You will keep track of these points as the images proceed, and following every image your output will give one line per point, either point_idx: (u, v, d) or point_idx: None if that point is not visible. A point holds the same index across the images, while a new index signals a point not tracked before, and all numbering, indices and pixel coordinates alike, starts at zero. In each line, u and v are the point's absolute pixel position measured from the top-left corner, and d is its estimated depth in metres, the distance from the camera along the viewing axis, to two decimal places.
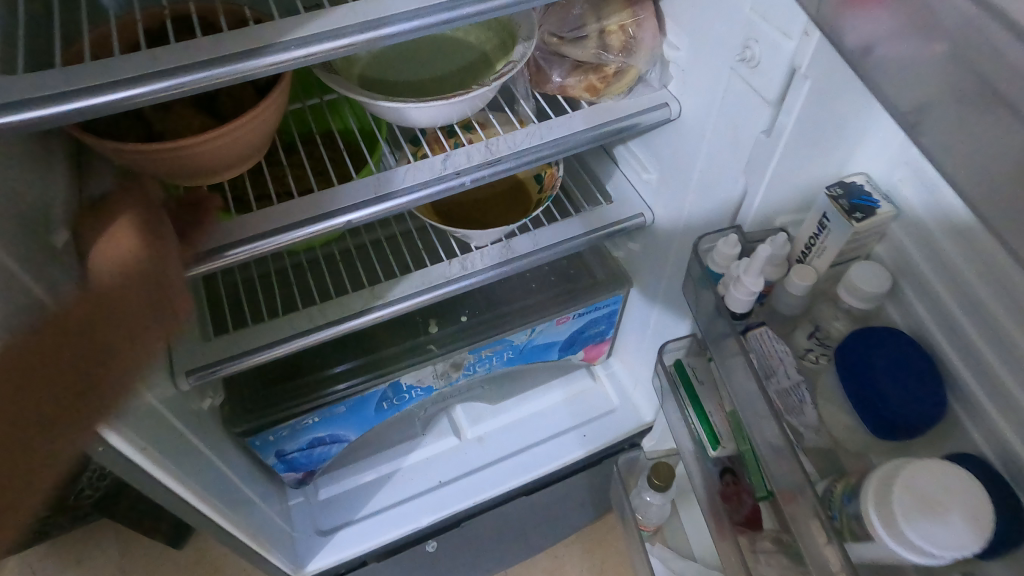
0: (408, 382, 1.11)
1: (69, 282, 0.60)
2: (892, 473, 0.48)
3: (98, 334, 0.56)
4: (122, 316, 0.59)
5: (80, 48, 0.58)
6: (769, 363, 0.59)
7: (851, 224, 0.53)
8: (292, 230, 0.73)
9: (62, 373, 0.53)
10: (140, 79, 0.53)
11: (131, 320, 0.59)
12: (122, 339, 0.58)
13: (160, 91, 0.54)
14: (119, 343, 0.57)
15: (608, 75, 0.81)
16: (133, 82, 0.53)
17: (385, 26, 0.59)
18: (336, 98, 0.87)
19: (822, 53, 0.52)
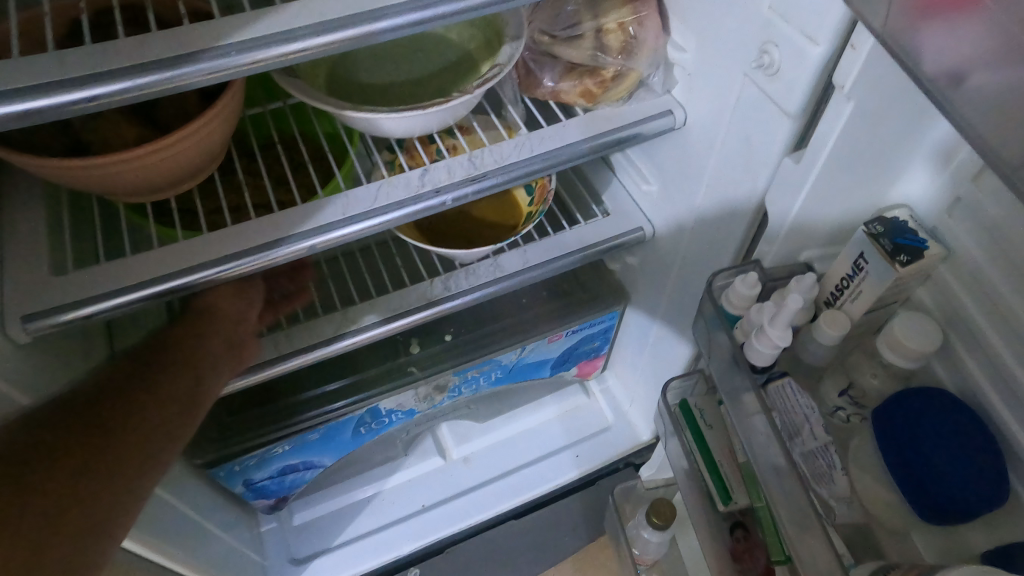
0: (388, 406, 1.03)
1: None
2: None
3: (178, 373, 0.59)
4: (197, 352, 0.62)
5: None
6: (793, 422, 0.52)
7: (894, 269, 0.47)
8: (246, 257, 0.62)
9: (167, 383, 0.58)
10: (39, 91, 0.42)
11: (197, 365, 0.61)
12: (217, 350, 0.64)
13: (65, 105, 0.43)
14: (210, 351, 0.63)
15: (606, 80, 0.72)
16: (29, 93, 0.42)
17: (347, 26, 0.49)
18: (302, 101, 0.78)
19: (872, 70, 0.44)
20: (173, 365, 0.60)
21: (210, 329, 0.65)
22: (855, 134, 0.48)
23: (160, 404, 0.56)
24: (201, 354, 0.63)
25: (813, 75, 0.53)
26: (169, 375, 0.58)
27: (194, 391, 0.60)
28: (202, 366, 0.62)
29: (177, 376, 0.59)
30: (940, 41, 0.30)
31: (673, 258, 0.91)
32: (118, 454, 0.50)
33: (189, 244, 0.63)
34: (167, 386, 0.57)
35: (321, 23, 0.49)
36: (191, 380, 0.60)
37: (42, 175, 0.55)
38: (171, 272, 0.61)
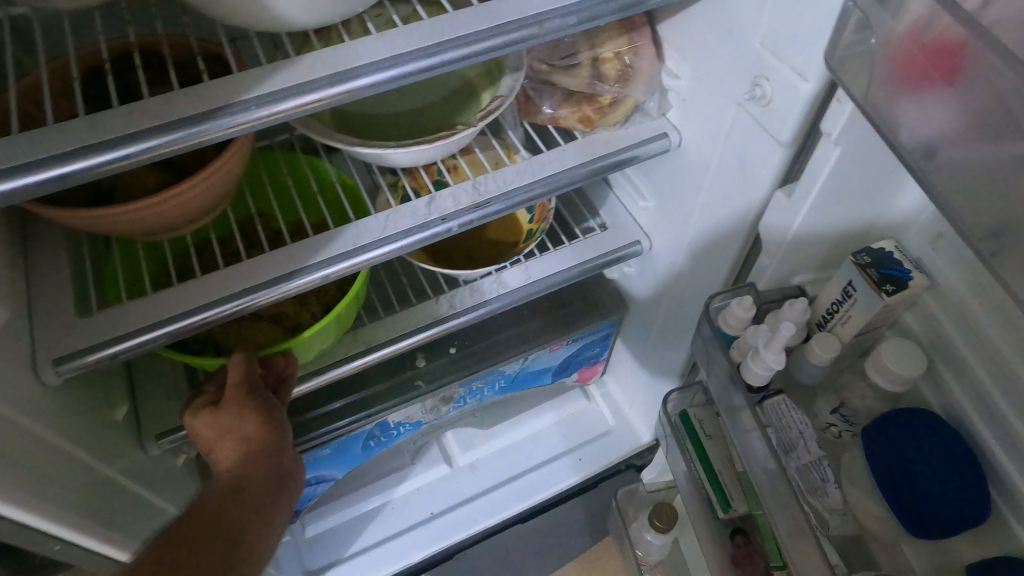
0: (396, 420, 1.06)
1: (15, 367, 0.54)
2: None
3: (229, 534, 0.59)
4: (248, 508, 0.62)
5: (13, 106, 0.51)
6: (788, 437, 0.56)
7: (881, 297, 0.50)
8: (262, 290, 0.65)
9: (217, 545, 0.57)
10: (74, 156, 0.45)
11: (247, 520, 0.61)
12: (261, 495, 0.64)
13: (99, 166, 0.45)
14: (255, 501, 0.63)
15: (603, 106, 0.75)
16: (66, 157, 0.45)
17: (357, 76, 0.51)
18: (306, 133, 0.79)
19: (856, 118, 0.47)
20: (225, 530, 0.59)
21: (255, 470, 0.64)
22: (844, 172, 0.51)
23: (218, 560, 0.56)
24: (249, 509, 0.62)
25: (802, 109, 0.56)
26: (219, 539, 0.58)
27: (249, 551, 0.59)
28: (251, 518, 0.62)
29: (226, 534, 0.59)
30: (915, 118, 0.37)
31: (670, 271, 0.94)
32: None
33: (208, 279, 0.65)
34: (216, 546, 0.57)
35: (332, 76, 0.51)
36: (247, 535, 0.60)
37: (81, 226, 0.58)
38: (191, 308, 0.63)
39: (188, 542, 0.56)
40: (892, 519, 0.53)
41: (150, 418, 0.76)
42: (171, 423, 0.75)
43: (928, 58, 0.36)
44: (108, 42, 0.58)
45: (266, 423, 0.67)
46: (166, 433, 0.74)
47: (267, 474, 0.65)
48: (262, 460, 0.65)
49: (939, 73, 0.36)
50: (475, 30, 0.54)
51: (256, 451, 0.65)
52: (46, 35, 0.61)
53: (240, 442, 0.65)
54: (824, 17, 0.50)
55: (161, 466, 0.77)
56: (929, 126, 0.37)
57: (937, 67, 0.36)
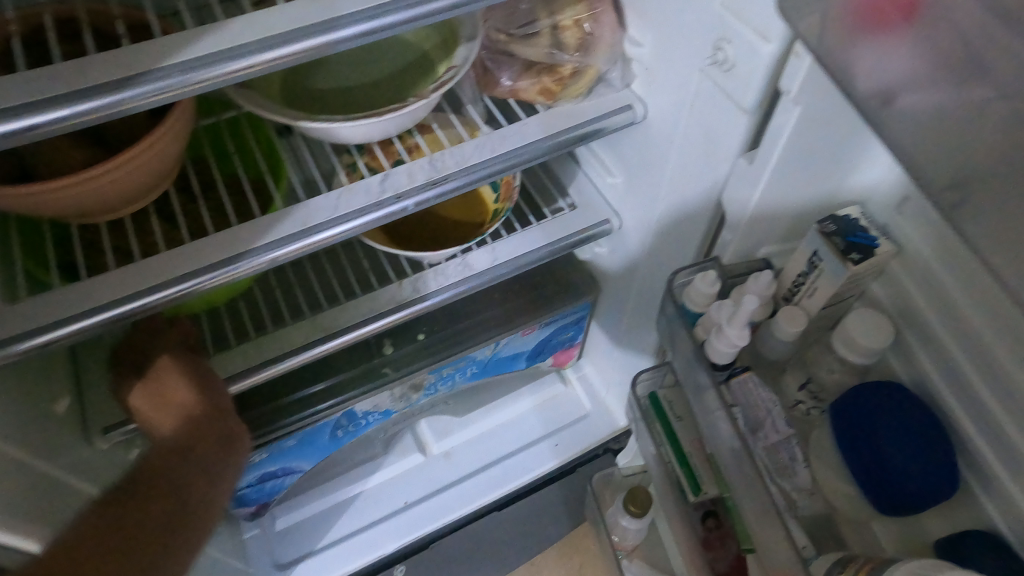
0: (364, 408, 1.03)
1: None
2: (928, 570, 0.41)
3: (173, 484, 0.59)
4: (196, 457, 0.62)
5: None
6: (755, 416, 0.54)
7: (846, 266, 0.48)
8: (204, 274, 0.61)
9: (160, 499, 0.57)
10: None
11: (195, 468, 0.61)
12: (209, 447, 0.63)
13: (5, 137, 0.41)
14: (203, 453, 0.63)
15: (564, 77, 0.72)
16: None
17: (291, 40, 0.48)
18: (239, 114, 0.73)
19: (815, 75, 0.45)
20: (166, 484, 0.59)
21: (197, 426, 0.64)
22: (806, 137, 0.50)
23: (161, 511, 0.57)
24: (195, 464, 0.61)
25: (765, 72, 0.54)
26: (162, 491, 0.58)
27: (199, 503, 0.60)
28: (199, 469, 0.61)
29: (170, 485, 0.59)
30: (869, 64, 0.36)
31: (641, 250, 0.91)
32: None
33: (146, 264, 0.61)
34: (161, 498, 0.58)
35: (263, 40, 0.47)
36: (196, 486, 0.60)
37: (24, 207, 0.53)
38: (127, 294, 0.59)
39: (127, 502, 0.56)
40: (861, 497, 0.52)
41: (97, 408, 0.72)
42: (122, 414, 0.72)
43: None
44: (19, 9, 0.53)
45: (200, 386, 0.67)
46: (116, 425, 0.71)
47: (211, 428, 0.65)
48: (207, 420, 0.65)
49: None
50: None
51: (198, 411, 0.65)
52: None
53: (178, 407, 0.65)
54: None
55: (111, 461, 0.73)
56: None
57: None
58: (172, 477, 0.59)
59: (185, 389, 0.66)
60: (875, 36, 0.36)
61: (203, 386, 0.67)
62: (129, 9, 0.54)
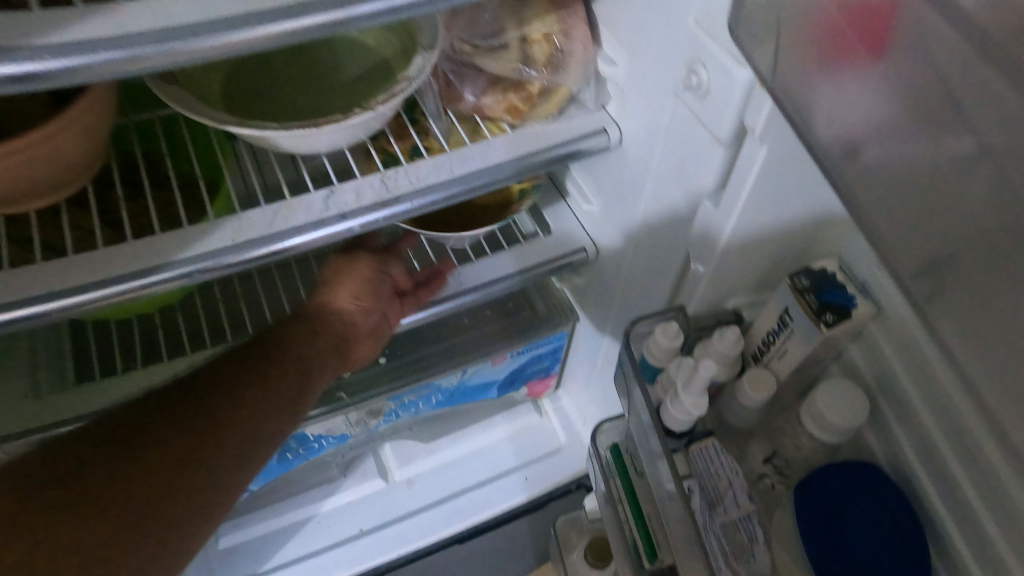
0: (316, 433, 0.96)
1: None
2: None
3: (304, 351, 0.63)
4: (327, 337, 0.66)
5: None
6: (716, 487, 0.49)
7: (819, 329, 0.46)
8: (114, 284, 0.55)
9: (288, 361, 0.61)
10: None
11: (320, 348, 0.64)
12: (330, 348, 0.65)
13: None
14: (327, 349, 0.65)
15: (533, 95, 0.67)
16: None
17: (195, 36, 0.41)
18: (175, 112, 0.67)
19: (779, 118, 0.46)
20: (290, 354, 0.62)
21: (333, 320, 0.68)
22: (771, 181, 0.50)
23: (289, 379, 0.60)
24: (316, 351, 0.64)
25: (742, 102, 0.48)
26: (291, 355, 0.61)
27: (306, 382, 0.61)
28: (324, 352, 0.64)
29: (300, 356, 0.62)
30: (839, 105, 0.35)
31: (614, 282, 0.85)
32: (213, 441, 0.53)
33: (46, 267, 0.55)
34: (291, 362, 0.61)
35: (158, 30, 0.40)
36: (313, 368, 0.62)
37: None
38: (17, 300, 0.52)
39: (265, 359, 0.60)
40: None
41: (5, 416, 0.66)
42: (26, 424, 0.66)
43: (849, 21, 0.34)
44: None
45: (356, 290, 0.71)
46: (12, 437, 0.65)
47: (331, 335, 0.66)
48: (341, 321, 0.68)
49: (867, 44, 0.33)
50: None
51: (343, 315, 0.69)
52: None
53: (327, 302, 0.69)
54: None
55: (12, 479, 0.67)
56: (854, 119, 0.35)
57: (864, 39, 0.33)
58: (303, 346, 0.63)
59: (350, 290, 0.71)
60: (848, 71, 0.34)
61: (357, 293, 0.70)
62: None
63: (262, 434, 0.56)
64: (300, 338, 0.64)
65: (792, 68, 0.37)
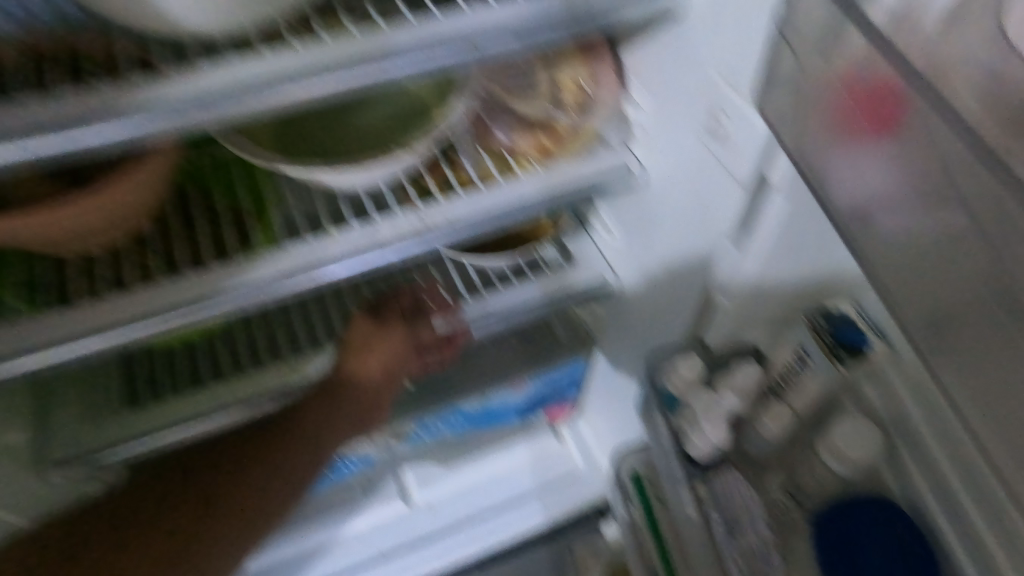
0: (342, 453, 0.99)
1: None
2: None
3: (309, 433, 0.66)
4: (340, 413, 0.69)
5: None
6: (736, 515, 0.52)
7: (834, 367, 0.53)
8: (173, 312, 0.59)
9: (291, 445, 0.65)
10: None
11: (330, 428, 0.68)
12: (340, 427, 0.68)
13: None
14: (336, 428, 0.68)
15: (560, 134, 0.70)
16: None
17: (269, 90, 0.46)
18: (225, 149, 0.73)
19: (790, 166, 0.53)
20: (296, 434, 0.66)
21: (351, 392, 0.70)
22: (790, 219, 0.57)
23: (289, 463, 0.65)
24: (321, 429, 0.67)
25: (759, 149, 0.52)
26: (295, 437, 0.66)
27: (306, 465, 0.66)
28: (331, 430, 0.68)
29: (303, 439, 0.66)
30: (847, 166, 0.43)
31: (633, 311, 0.88)
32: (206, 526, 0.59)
33: (110, 300, 0.59)
34: (291, 448, 0.65)
35: (237, 85, 0.45)
36: (316, 452, 0.66)
37: (51, 227, 0.52)
38: (85, 333, 0.57)
39: (269, 443, 0.65)
40: None
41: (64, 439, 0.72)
42: (84, 448, 0.71)
43: (861, 107, 0.40)
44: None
45: (383, 362, 0.73)
46: (71, 462, 0.70)
47: (341, 413, 0.69)
48: (358, 395, 0.70)
49: (871, 122, 0.40)
50: (418, 43, 0.48)
51: (366, 387, 0.72)
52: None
53: (349, 376, 0.71)
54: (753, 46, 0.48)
55: None
56: (863, 188, 0.42)
57: (869, 120, 0.40)
58: (311, 425, 0.67)
59: (377, 365, 0.72)
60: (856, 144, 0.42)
61: (381, 367, 0.72)
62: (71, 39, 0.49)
63: (256, 518, 0.61)
64: (310, 415, 0.67)
65: (808, 141, 0.45)
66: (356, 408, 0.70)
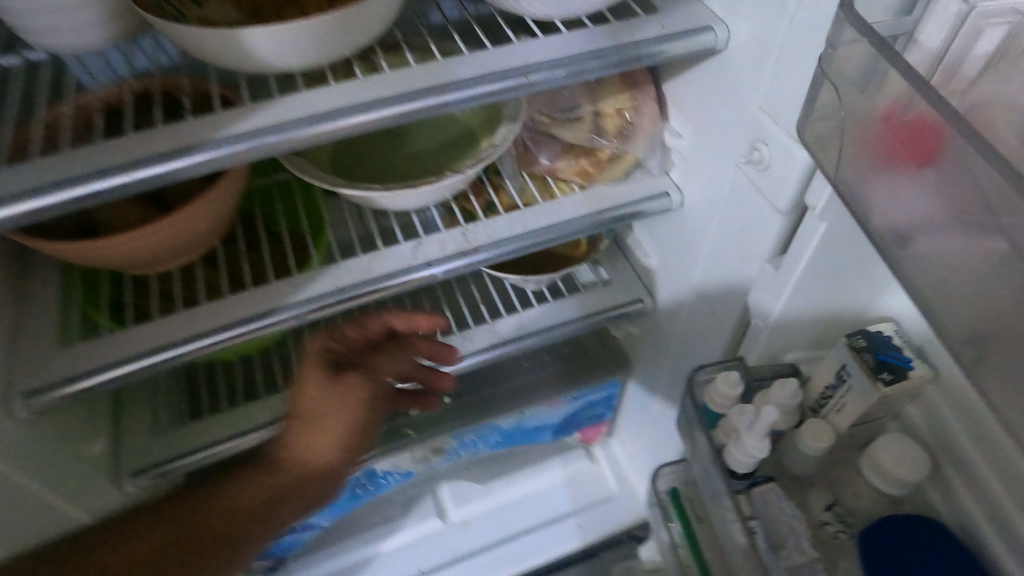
0: (384, 467, 1.01)
1: None
2: None
3: (251, 503, 0.59)
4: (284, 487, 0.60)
5: (28, 136, 0.52)
6: (779, 533, 0.51)
7: (877, 388, 0.49)
8: (240, 325, 0.63)
9: (220, 520, 0.59)
10: (48, 188, 0.44)
11: (276, 496, 0.59)
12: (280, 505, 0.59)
13: (76, 201, 0.45)
14: (277, 505, 0.59)
15: (602, 160, 0.74)
16: (42, 189, 0.44)
17: (331, 119, 0.49)
18: (288, 176, 0.78)
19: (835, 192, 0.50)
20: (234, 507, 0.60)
21: (300, 467, 0.60)
22: (830, 252, 0.53)
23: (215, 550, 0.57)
24: (259, 503, 0.60)
25: (801, 178, 0.53)
26: (231, 512, 0.59)
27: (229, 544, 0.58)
28: (270, 505, 0.59)
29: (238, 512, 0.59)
30: (887, 192, 0.38)
31: (670, 332, 0.89)
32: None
33: (186, 315, 0.63)
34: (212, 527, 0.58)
35: (305, 116, 0.49)
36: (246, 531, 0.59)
37: (161, 241, 0.58)
38: (162, 344, 0.61)
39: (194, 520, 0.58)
40: None
41: (131, 448, 0.74)
42: (150, 459, 0.73)
43: (899, 142, 0.36)
44: (76, 96, 0.56)
45: (340, 429, 0.60)
46: (141, 471, 0.72)
47: (284, 489, 0.60)
48: (305, 470, 0.60)
49: (914, 153, 0.35)
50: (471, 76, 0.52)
51: (310, 468, 0.60)
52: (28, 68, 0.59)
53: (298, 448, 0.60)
54: (798, 74, 0.50)
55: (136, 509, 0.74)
56: (904, 211, 0.37)
57: (912, 150, 0.35)
58: (248, 502, 0.59)
59: (331, 437, 0.60)
60: (898, 171, 0.36)
61: (332, 440, 0.60)
62: (168, 77, 0.58)
63: None
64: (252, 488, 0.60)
65: (847, 161, 0.40)
66: (300, 485, 0.60)
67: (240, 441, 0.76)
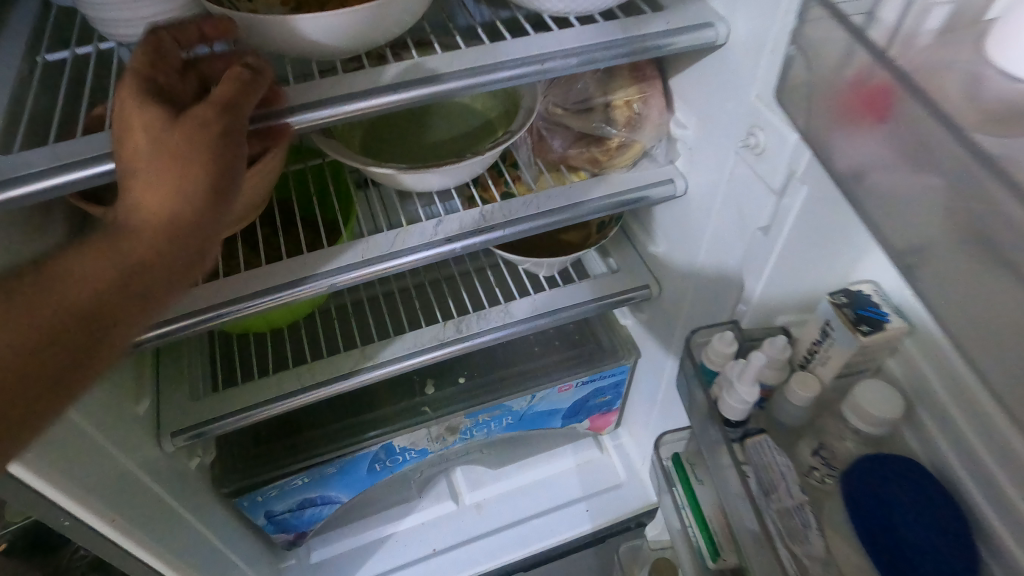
0: (401, 444, 1.06)
1: None
2: None
3: (95, 276, 0.41)
4: (119, 257, 0.42)
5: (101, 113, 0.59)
6: (770, 478, 0.56)
7: (857, 338, 0.54)
8: (279, 290, 0.69)
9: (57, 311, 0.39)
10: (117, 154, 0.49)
11: (125, 262, 0.42)
12: (146, 272, 0.42)
13: None
14: (143, 276, 0.42)
15: (611, 148, 0.79)
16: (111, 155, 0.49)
17: (366, 97, 0.55)
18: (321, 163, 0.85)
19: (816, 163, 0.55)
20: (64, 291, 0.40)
21: (154, 215, 0.43)
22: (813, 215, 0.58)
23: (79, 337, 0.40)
24: (92, 279, 0.40)
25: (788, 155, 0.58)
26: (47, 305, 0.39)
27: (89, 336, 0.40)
28: (133, 276, 0.42)
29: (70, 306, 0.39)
30: (841, 145, 0.42)
31: (675, 316, 0.94)
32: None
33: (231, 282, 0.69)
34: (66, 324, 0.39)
35: (342, 94, 0.55)
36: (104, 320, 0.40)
37: None
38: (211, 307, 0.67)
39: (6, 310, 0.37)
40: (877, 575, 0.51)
41: (171, 408, 0.80)
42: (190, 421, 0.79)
43: (857, 105, 0.39)
44: None
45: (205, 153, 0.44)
46: (182, 430, 0.77)
47: (133, 253, 0.42)
48: (165, 225, 0.43)
49: (869, 108, 0.38)
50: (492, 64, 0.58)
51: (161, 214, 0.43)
52: (100, 58, 0.66)
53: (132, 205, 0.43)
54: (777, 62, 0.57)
55: (173, 466, 0.79)
56: (858, 153, 0.41)
57: (866, 104, 0.39)
58: (73, 279, 0.40)
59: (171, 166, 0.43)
60: (849, 134, 0.41)
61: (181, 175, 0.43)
62: None
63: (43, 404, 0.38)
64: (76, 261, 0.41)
65: (819, 122, 0.45)
66: (160, 240, 0.43)
67: (273, 406, 0.82)
